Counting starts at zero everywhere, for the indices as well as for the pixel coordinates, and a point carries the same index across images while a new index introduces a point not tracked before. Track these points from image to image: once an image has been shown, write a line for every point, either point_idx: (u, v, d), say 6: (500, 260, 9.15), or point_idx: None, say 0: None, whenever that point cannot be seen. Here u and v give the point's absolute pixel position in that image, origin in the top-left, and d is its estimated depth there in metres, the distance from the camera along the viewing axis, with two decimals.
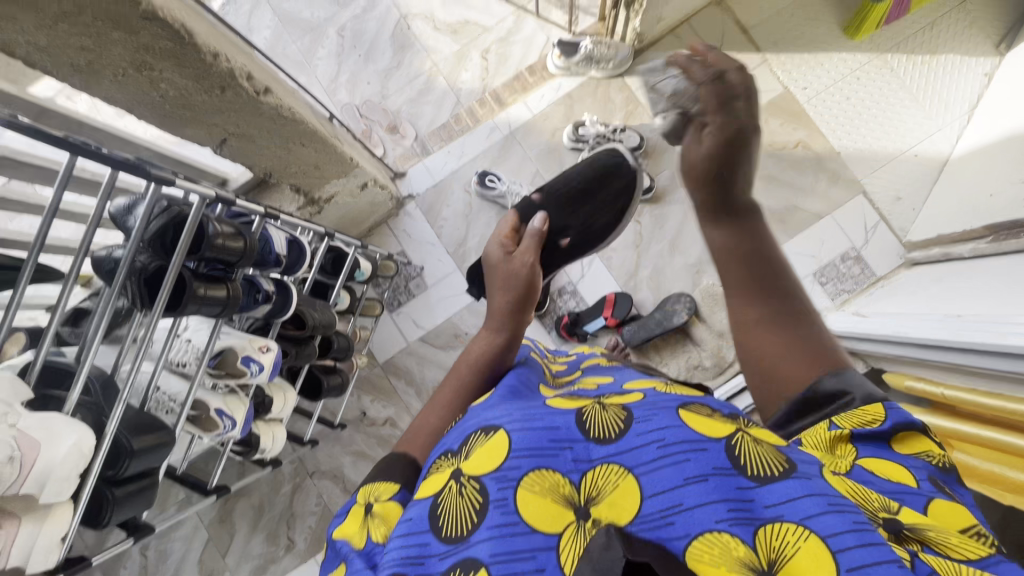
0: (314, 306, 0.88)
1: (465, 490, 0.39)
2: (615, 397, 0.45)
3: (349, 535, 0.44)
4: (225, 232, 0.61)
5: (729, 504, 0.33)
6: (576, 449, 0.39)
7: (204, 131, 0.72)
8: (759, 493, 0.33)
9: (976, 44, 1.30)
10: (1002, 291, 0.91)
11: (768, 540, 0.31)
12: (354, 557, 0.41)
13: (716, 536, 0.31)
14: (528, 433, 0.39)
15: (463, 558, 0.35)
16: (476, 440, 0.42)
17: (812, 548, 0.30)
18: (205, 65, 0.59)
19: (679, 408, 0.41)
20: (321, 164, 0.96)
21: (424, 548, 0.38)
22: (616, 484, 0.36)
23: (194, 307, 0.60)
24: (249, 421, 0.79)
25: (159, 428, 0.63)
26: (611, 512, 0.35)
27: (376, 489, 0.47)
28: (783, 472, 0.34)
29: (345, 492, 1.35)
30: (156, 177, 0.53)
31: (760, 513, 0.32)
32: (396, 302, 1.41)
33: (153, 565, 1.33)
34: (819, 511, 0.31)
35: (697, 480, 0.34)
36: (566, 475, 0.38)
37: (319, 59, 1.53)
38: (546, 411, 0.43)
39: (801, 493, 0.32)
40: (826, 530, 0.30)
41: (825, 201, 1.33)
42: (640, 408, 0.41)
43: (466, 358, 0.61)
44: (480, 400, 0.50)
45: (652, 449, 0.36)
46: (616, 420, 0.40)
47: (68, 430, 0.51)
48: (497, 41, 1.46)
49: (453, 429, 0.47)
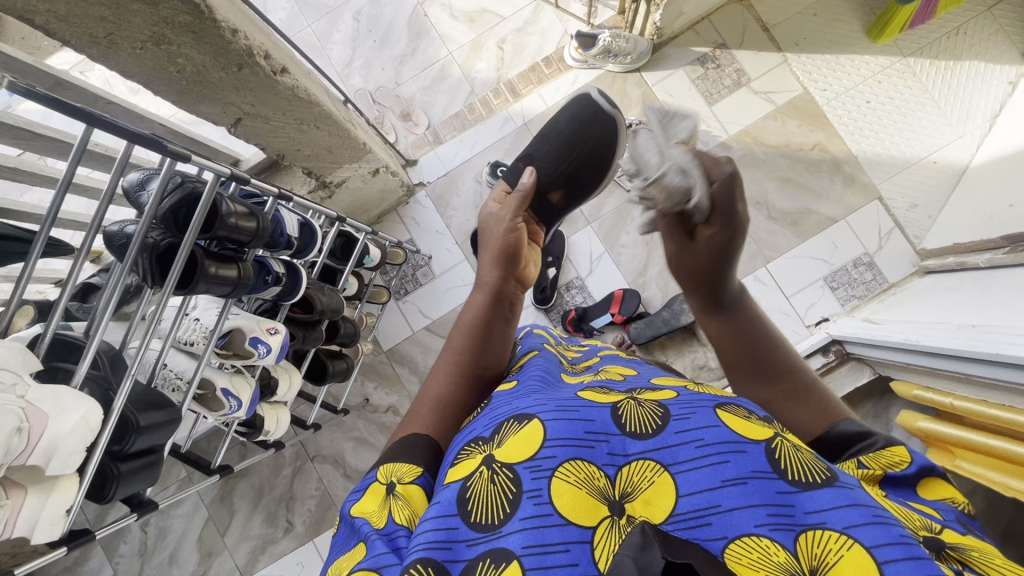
0: (322, 290, 0.87)
1: (497, 477, 0.38)
2: (647, 392, 0.44)
3: (368, 514, 0.43)
4: (238, 212, 0.61)
5: (769, 509, 0.34)
6: (612, 443, 0.39)
7: (220, 109, 0.71)
8: (800, 499, 0.34)
9: (1002, 52, 1.28)
10: (1017, 302, 0.90)
11: (810, 547, 0.32)
12: (374, 539, 0.40)
13: (755, 539, 0.32)
14: (564, 423, 0.39)
15: (495, 548, 0.35)
16: (508, 428, 0.40)
17: (854, 558, 0.31)
18: (224, 41, 0.59)
19: (716, 407, 0.40)
20: (334, 148, 0.95)
21: (452, 533, 0.37)
22: (652, 480, 0.37)
23: (204, 286, 0.59)
24: (255, 403, 0.78)
25: (165, 406, 0.63)
26: (645, 509, 0.36)
27: (396, 470, 0.46)
28: (824, 479, 0.35)
29: (345, 477, 1.35)
30: (172, 152, 0.52)
31: (800, 518, 0.33)
32: (403, 290, 1.41)
33: (153, 541, 1.34)
34: (863, 522, 0.32)
35: (735, 483, 0.35)
36: (602, 468, 0.38)
37: (334, 43, 1.52)
38: (578, 401, 0.42)
39: (846, 502, 0.33)
40: (872, 540, 0.31)
41: (839, 206, 1.32)
42: (677, 405, 0.40)
43: (460, 321, 0.60)
44: (505, 388, 0.50)
45: (691, 449, 0.37)
46: (653, 415, 0.40)
47: (76, 404, 0.51)
48: (514, 31, 1.45)
49: (479, 415, 0.46)
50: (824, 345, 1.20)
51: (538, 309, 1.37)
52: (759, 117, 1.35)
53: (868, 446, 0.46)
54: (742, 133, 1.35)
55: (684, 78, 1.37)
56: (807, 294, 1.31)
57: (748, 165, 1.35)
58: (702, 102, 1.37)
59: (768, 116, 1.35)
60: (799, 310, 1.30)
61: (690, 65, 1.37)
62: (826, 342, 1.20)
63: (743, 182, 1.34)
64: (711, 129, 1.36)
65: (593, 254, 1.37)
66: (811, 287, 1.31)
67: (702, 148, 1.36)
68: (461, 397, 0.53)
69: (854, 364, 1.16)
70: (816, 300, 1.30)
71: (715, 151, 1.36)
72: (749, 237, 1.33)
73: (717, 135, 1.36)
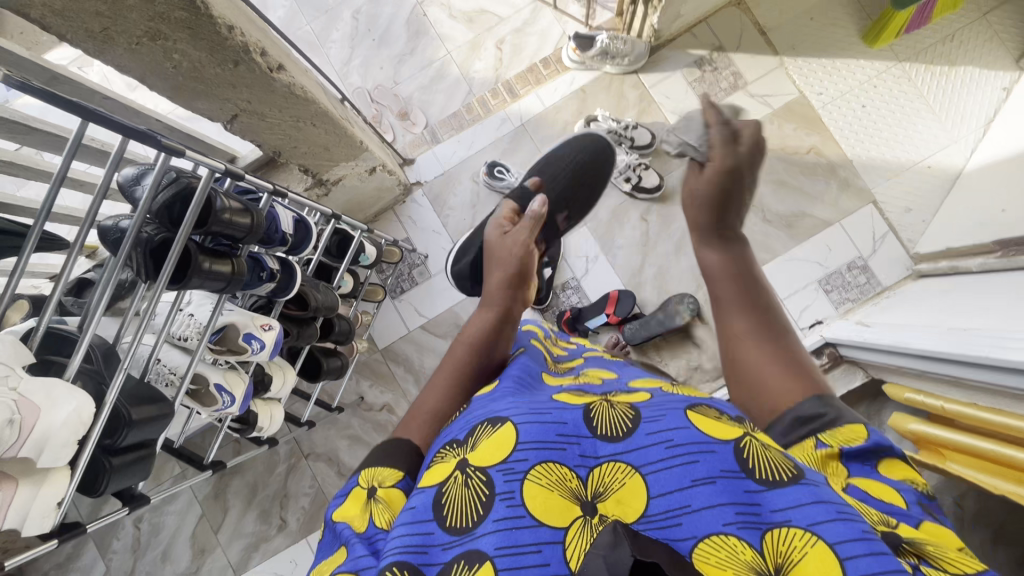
0: (317, 287, 0.88)
1: (471, 481, 0.38)
2: (621, 395, 0.45)
3: (349, 518, 0.43)
4: (233, 208, 0.61)
5: (736, 507, 0.34)
6: (583, 445, 0.39)
7: (217, 105, 0.71)
8: (767, 498, 0.35)
9: (997, 58, 1.29)
10: (1008, 306, 0.90)
11: (776, 544, 0.33)
12: (354, 543, 0.41)
13: (723, 538, 0.33)
14: (536, 427, 0.39)
15: (469, 550, 0.35)
16: (482, 432, 0.41)
17: (817, 555, 0.31)
18: (221, 38, 0.59)
19: (687, 409, 0.41)
20: (331, 146, 0.96)
21: (428, 537, 0.37)
22: (623, 482, 0.37)
23: (198, 281, 0.60)
24: (248, 399, 0.79)
25: (158, 400, 0.63)
26: (617, 508, 0.36)
27: (378, 474, 0.47)
28: (792, 477, 0.35)
29: (340, 475, 1.36)
30: (166, 147, 0.52)
31: (767, 517, 0.34)
32: (399, 289, 1.41)
33: (146, 537, 1.34)
34: (827, 518, 0.32)
35: (704, 482, 0.35)
36: (574, 470, 0.38)
37: (332, 42, 1.53)
38: (551, 405, 0.42)
39: (810, 500, 0.33)
40: (834, 537, 0.31)
41: (834, 209, 1.32)
42: (648, 407, 0.41)
43: (464, 336, 0.61)
44: (485, 390, 0.50)
45: (661, 449, 0.37)
46: (624, 418, 0.40)
47: (68, 397, 0.51)
48: (513, 32, 1.45)
49: (457, 419, 0.47)
50: (818, 348, 1.20)
51: (533, 309, 1.38)
52: (756, 120, 1.36)
53: (826, 426, 0.46)
54: None
55: (682, 81, 1.38)
56: (802, 297, 1.31)
57: None
58: (699, 105, 1.37)
59: (764, 119, 1.36)
60: (794, 313, 1.31)
61: (687, 67, 1.38)
62: (820, 346, 1.21)
63: None
64: None
65: (589, 255, 1.37)
66: (806, 289, 1.31)
67: None
68: (456, 409, 0.54)
69: (847, 367, 1.16)
70: (810, 302, 1.31)
71: None
72: (745, 239, 1.34)
73: None
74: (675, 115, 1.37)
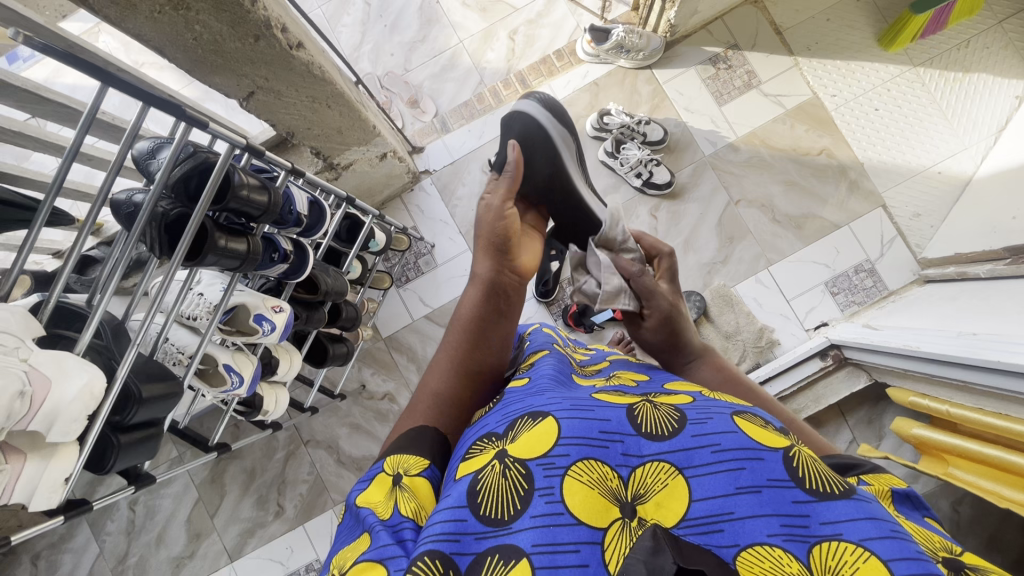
0: (326, 271, 0.86)
1: (509, 472, 0.37)
2: (663, 395, 0.44)
3: (373, 505, 0.42)
4: (251, 184, 0.60)
5: (782, 519, 0.34)
6: (627, 443, 0.39)
7: (234, 81, 0.70)
8: (817, 509, 0.34)
9: (1010, 66, 1.29)
10: (1018, 312, 0.90)
11: (824, 559, 0.32)
12: (379, 530, 0.39)
13: (767, 549, 0.33)
14: (580, 422, 0.39)
15: (505, 544, 0.34)
16: (523, 425, 0.40)
17: (871, 571, 0.30)
18: (242, 10, 0.58)
19: (733, 414, 0.40)
20: (344, 129, 0.95)
21: (461, 524, 0.36)
22: (665, 483, 0.37)
23: (213, 258, 0.58)
24: (255, 381, 0.78)
25: (168, 378, 0.62)
26: (657, 512, 0.36)
27: (404, 461, 0.46)
28: (843, 491, 0.35)
29: (339, 463, 1.35)
30: (189, 117, 0.51)
31: (815, 529, 0.33)
32: (404, 277, 1.40)
33: (141, 520, 1.33)
34: (879, 535, 0.32)
35: (750, 491, 0.35)
36: (615, 469, 0.38)
37: (344, 26, 1.51)
38: (594, 401, 0.42)
39: (863, 515, 0.33)
40: (888, 554, 0.31)
41: (843, 211, 1.32)
42: (694, 410, 0.41)
43: (457, 315, 0.60)
44: (517, 383, 0.50)
45: (706, 453, 0.37)
46: (669, 419, 0.40)
47: (79, 369, 0.50)
48: (526, 23, 1.44)
49: (492, 411, 0.46)
50: (822, 350, 1.19)
51: (539, 302, 1.37)
52: (768, 119, 1.35)
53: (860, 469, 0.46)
54: (750, 134, 1.35)
55: (696, 77, 1.37)
56: (808, 298, 1.31)
57: (755, 167, 1.35)
58: (712, 102, 1.37)
59: (776, 119, 1.35)
60: (799, 314, 1.31)
61: (701, 64, 1.37)
62: (824, 347, 1.19)
63: (749, 184, 1.34)
64: (720, 129, 1.36)
65: None
66: (812, 291, 1.31)
67: (710, 148, 1.36)
68: (466, 394, 0.54)
69: (851, 369, 1.16)
70: (816, 304, 1.31)
71: (723, 152, 1.36)
72: (753, 239, 1.33)
73: (725, 136, 1.36)
74: (687, 112, 1.37)
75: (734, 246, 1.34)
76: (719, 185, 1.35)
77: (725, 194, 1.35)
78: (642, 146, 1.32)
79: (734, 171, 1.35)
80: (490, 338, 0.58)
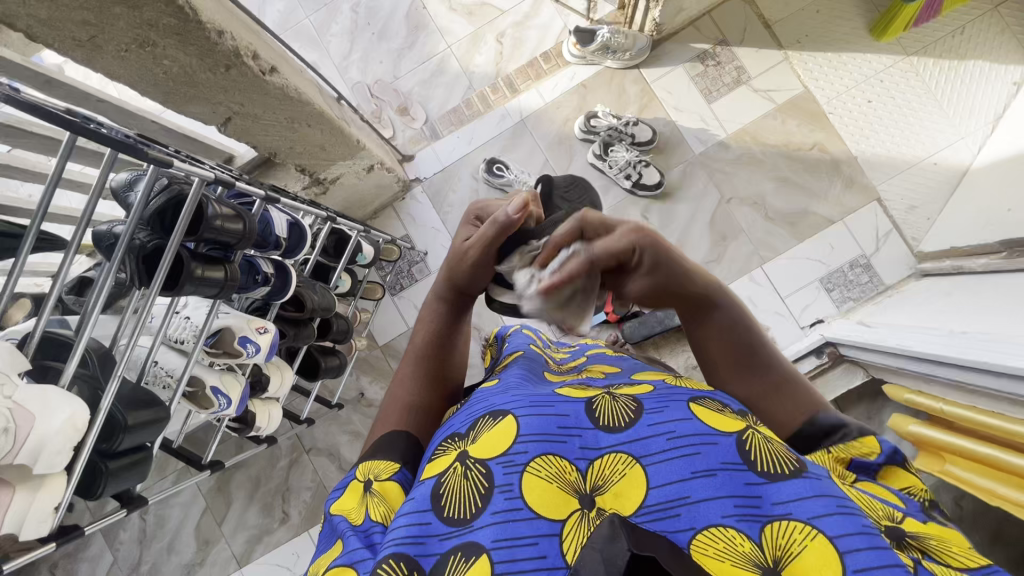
0: (314, 288, 0.88)
1: (471, 473, 0.39)
2: (625, 388, 0.46)
3: (346, 512, 0.44)
4: (224, 214, 0.61)
5: (735, 500, 0.35)
6: (585, 437, 0.40)
7: (209, 109, 0.71)
8: (767, 489, 0.35)
9: (1006, 51, 1.26)
10: (1011, 309, 0.89)
11: (774, 536, 0.33)
12: (350, 535, 0.41)
13: (721, 530, 0.34)
14: (538, 419, 0.40)
15: (466, 541, 0.35)
16: (484, 425, 0.42)
17: (818, 548, 0.32)
18: (210, 43, 0.59)
19: (691, 401, 0.42)
20: (327, 146, 0.96)
21: (425, 527, 0.37)
22: (623, 473, 0.38)
23: (191, 288, 0.60)
24: (245, 400, 0.79)
25: (154, 404, 0.64)
26: (615, 502, 0.37)
27: (375, 467, 0.47)
28: (794, 470, 0.36)
29: (340, 470, 1.37)
30: (153, 159, 0.52)
31: (766, 509, 0.35)
32: (398, 285, 1.41)
33: (151, 529, 1.36)
34: (827, 512, 0.33)
35: (704, 475, 0.36)
36: (574, 463, 0.39)
37: (332, 36, 1.51)
38: (555, 398, 0.43)
39: (812, 492, 0.34)
40: (834, 531, 0.32)
41: (837, 206, 1.31)
42: (651, 399, 0.42)
43: (414, 340, 0.60)
44: (488, 385, 0.51)
45: (661, 441, 0.38)
46: (626, 411, 0.41)
47: (62, 403, 0.52)
48: (513, 25, 1.44)
49: (458, 412, 0.47)
50: (817, 347, 1.19)
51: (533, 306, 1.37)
52: (759, 115, 1.34)
53: (840, 436, 0.48)
54: (741, 132, 1.34)
55: (684, 75, 1.36)
56: (803, 296, 1.30)
57: (746, 164, 1.34)
58: (701, 100, 1.35)
59: (767, 114, 1.33)
60: (795, 312, 1.30)
61: (689, 62, 1.36)
62: (819, 345, 1.19)
63: (741, 181, 1.33)
64: (710, 127, 1.35)
65: None
66: (807, 288, 1.30)
67: (700, 147, 1.35)
68: (430, 399, 0.56)
69: (847, 367, 1.15)
70: (811, 301, 1.30)
71: (713, 151, 1.35)
72: (746, 237, 1.32)
73: (715, 134, 1.35)
74: (676, 110, 1.36)
75: (727, 246, 1.32)
76: (711, 184, 1.34)
77: (717, 193, 1.34)
78: (632, 147, 1.31)
79: (725, 170, 1.34)
80: (450, 360, 0.60)
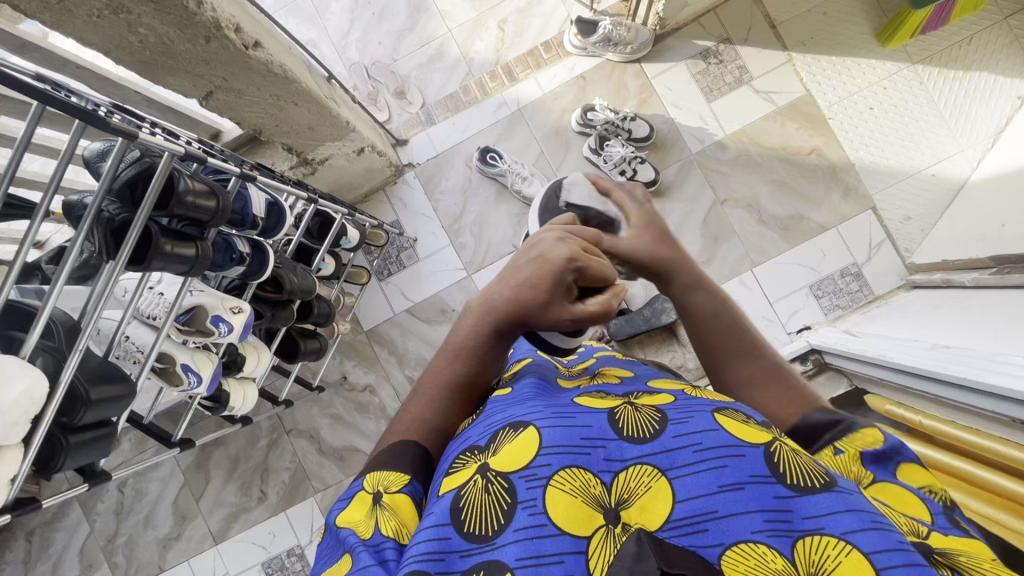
0: (294, 270, 0.87)
1: (492, 487, 0.37)
2: (644, 396, 0.44)
3: (354, 525, 0.40)
4: (196, 189, 0.60)
5: (766, 515, 0.34)
6: (608, 448, 0.38)
7: (189, 81, 0.69)
8: (798, 503, 0.34)
9: (1013, 65, 1.24)
10: (996, 327, 0.88)
11: (807, 553, 0.33)
12: (360, 551, 0.38)
13: (752, 546, 0.33)
14: (561, 430, 0.38)
15: (489, 561, 0.34)
16: (503, 436, 0.39)
17: (852, 564, 0.31)
18: (188, 12, 0.57)
19: (714, 411, 0.40)
20: (315, 125, 0.94)
21: (446, 543, 0.35)
22: (648, 486, 0.36)
23: (159, 263, 0.59)
24: (218, 378, 0.79)
25: (120, 379, 0.63)
26: (641, 516, 0.35)
27: (384, 477, 0.43)
28: (823, 484, 0.35)
29: (319, 452, 1.37)
30: (117, 130, 0.50)
31: (798, 523, 0.34)
32: (386, 271, 1.40)
33: (129, 502, 1.36)
34: (861, 527, 0.33)
35: (732, 488, 0.35)
36: (598, 475, 0.37)
37: (331, 13, 1.48)
38: (575, 408, 0.41)
39: (843, 507, 0.34)
40: (869, 546, 0.32)
41: (832, 213, 1.30)
42: (674, 410, 0.40)
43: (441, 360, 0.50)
44: (500, 393, 0.48)
45: (688, 453, 0.37)
46: (649, 421, 0.40)
47: (20, 375, 0.51)
48: (516, 12, 1.41)
49: (474, 421, 0.44)
50: (803, 354, 1.18)
51: None
52: (759, 116, 1.32)
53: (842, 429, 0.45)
54: (739, 132, 1.32)
55: (686, 72, 1.34)
56: (791, 301, 1.29)
57: (743, 166, 1.32)
58: (701, 98, 1.33)
59: (767, 116, 1.32)
60: (782, 316, 1.29)
61: (692, 59, 1.34)
62: (805, 351, 1.18)
63: (737, 183, 1.32)
64: (708, 126, 1.33)
65: None
66: (796, 293, 1.29)
67: (697, 145, 1.33)
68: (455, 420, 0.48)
69: (831, 375, 1.14)
70: (799, 307, 1.29)
71: (711, 150, 1.33)
72: (738, 240, 1.31)
73: (713, 133, 1.33)
74: (675, 108, 1.34)
75: (719, 247, 1.31)
76: (706, 184, 1.32)
77: (711, 194, 1.32)
78: (628, 143, 1.30)
79: (721, 170, 1.32)
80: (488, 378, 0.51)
